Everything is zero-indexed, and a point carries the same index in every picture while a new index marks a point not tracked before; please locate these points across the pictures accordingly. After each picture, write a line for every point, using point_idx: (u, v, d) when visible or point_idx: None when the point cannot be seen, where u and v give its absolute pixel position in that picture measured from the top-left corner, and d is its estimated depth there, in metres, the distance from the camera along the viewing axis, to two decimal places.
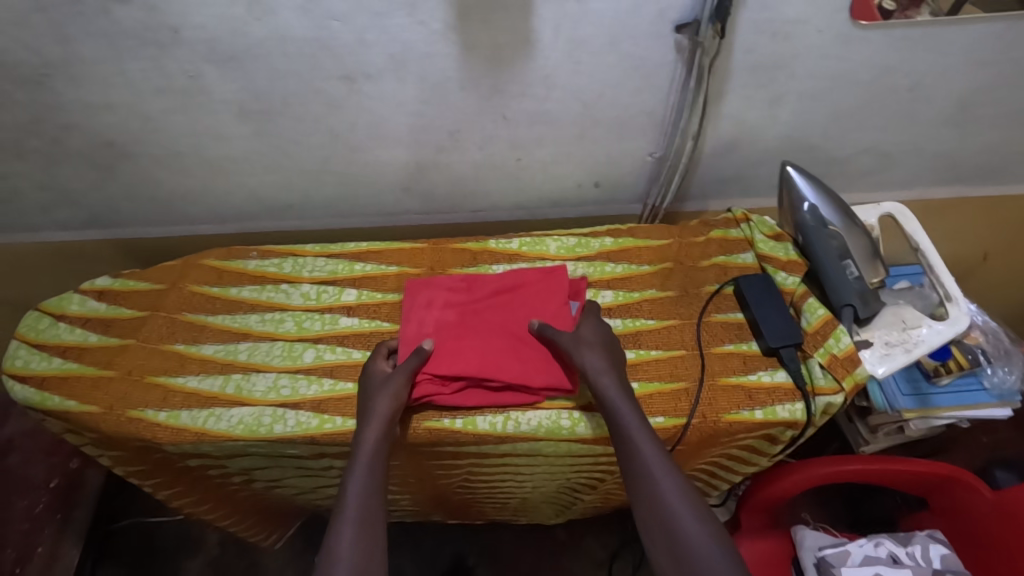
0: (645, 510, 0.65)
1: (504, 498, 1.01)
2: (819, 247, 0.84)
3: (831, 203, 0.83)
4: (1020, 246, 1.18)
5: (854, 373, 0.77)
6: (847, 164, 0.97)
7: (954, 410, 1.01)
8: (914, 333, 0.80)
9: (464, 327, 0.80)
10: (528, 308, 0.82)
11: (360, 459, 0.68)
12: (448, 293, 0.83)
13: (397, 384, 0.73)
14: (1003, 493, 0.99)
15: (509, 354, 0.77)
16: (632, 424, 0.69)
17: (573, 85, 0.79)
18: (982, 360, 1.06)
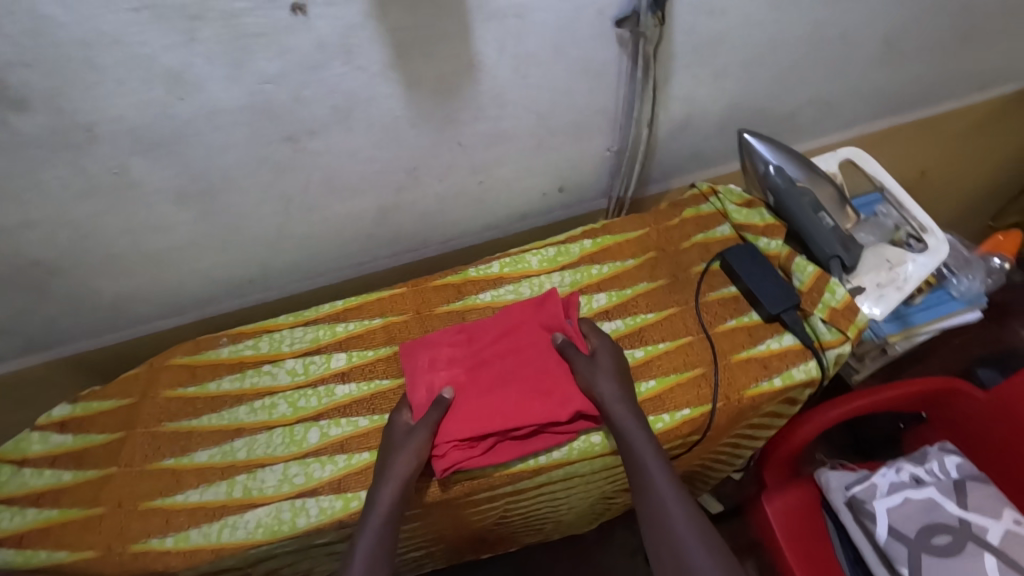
0: (658, 546, 0.67)
1: (538, 522, 0.99)
2: (794, 207, 0.85)
3: (792, 160, 0.85)
4: (952, 159, 1.25)
5: (856, 322, 0.80)
6: (792, 119, 0.99)
7: (933, 324, 1.06)
8: (901, 270, 0.84)
9: (476, 381, 0.76)
10: (536, 342, 0.79)
11: (372, 521, 0.67)
12: (449, 347, 0.79)
13: (417, 441, 0.70)
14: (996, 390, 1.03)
15: (533, 394, 0.74)
16: (645, 454, 0.69)
17: (524, 99, 0.77)
18: (947, 274, 1.12)
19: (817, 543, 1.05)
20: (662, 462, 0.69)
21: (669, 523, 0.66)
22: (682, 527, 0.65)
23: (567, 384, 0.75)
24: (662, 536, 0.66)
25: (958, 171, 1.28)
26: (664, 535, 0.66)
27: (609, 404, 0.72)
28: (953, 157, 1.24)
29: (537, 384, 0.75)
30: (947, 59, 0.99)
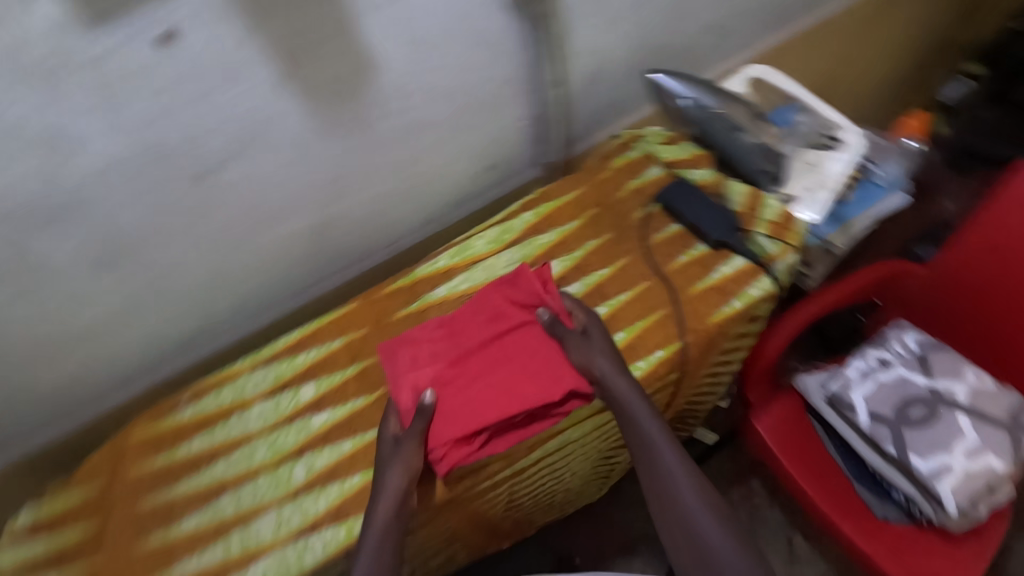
0: (668, 521, 0.69)
1: (548, 497, 1.00)
2: (714, 134, 0.88)
3: (702, 89, 0.88)
4: (849, 57, 1.30)
5: (794, 230, 0.83)
6: (693, 51, 1.01)
7: (865, 216, 1.12)
8: (825, 170, 0.88)
9: (462, 374, 0.70)
10: (519, 322, 0.73)
11: (369, 543, 0.65)
12: (428, 342, 0.73)
13: (405, 453, 0.67)
14: (939, 264, 1.07)
15: (523, 381, 0.68)
16: (651, 429, 0.70)
17: (429, 85, 0.76)
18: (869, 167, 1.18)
19: (808, 446, 1.11)
20: (667, 435, 0.70)
21: (677, 495, 0.68)
22: (691, 500, 0.68)
23: (556, 364, 0.69)
24: (671, 510, 0.68)
25: (856, 68, 1.34)
26: (671, 506, 0.68)
27: (608, 380, 0.70)
28: (850, 55, 1.30)
29: (525, 368, 0.69)
30: None
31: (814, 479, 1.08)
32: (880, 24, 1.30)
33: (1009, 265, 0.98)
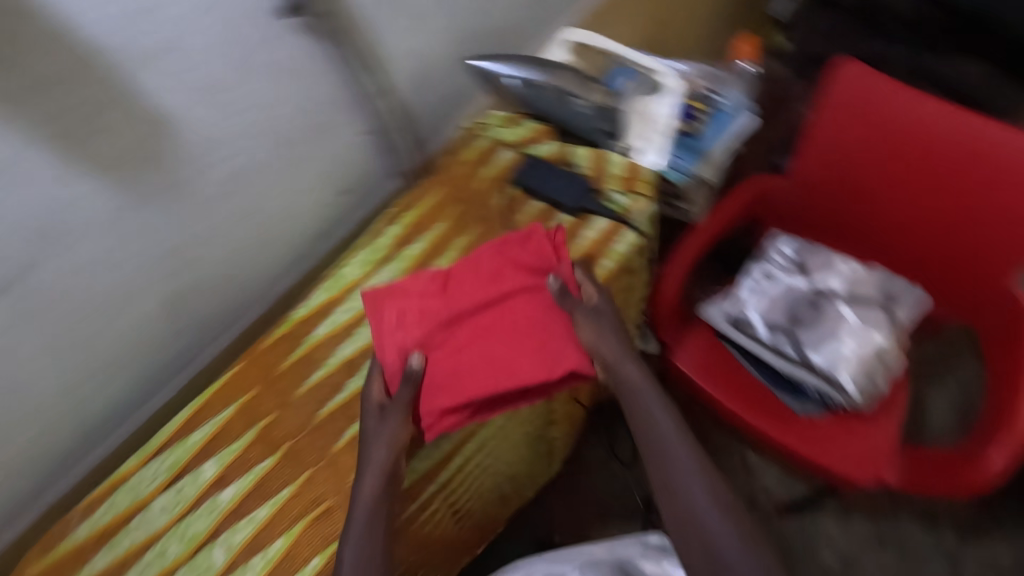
0: (682, 527, 0.66)
1: (494, 490, 1.02)
2: (545, 106, 0.89)
3: (524, 64, 0.89)
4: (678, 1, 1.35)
5: (641, 178, 0.86)
6: (514, 31, 1.03)
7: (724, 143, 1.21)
8: (655, 114, 0.92)
9: (452, 341, 0.72)
10: (521, 286, 0.74)
11: (356, 522, 0.66)
12: (419, 299, 0.74)
13: (391, 428, 0.69)
14: (795, 173, 1.16)
15: (519, 355, 0.71)
16: (664, 425, 0.71)
17: (243, 128, 0.73)
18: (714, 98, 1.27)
19: (722, 365, 1.16)
20: (681, 434, 0.70)
21: (690, 495, 0.67)
22: (704, 506, 0.66)
23: (558, 345, 0.72)
24: (684, 514, 0.66)
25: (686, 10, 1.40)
26: (685, 511, 0.66)
27: (618, 367, 0.72)
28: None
29: (523, 352, 0.71)
30: None
31: (736, 395, 1.13)
32: None
33: (880, 163, 1.08)
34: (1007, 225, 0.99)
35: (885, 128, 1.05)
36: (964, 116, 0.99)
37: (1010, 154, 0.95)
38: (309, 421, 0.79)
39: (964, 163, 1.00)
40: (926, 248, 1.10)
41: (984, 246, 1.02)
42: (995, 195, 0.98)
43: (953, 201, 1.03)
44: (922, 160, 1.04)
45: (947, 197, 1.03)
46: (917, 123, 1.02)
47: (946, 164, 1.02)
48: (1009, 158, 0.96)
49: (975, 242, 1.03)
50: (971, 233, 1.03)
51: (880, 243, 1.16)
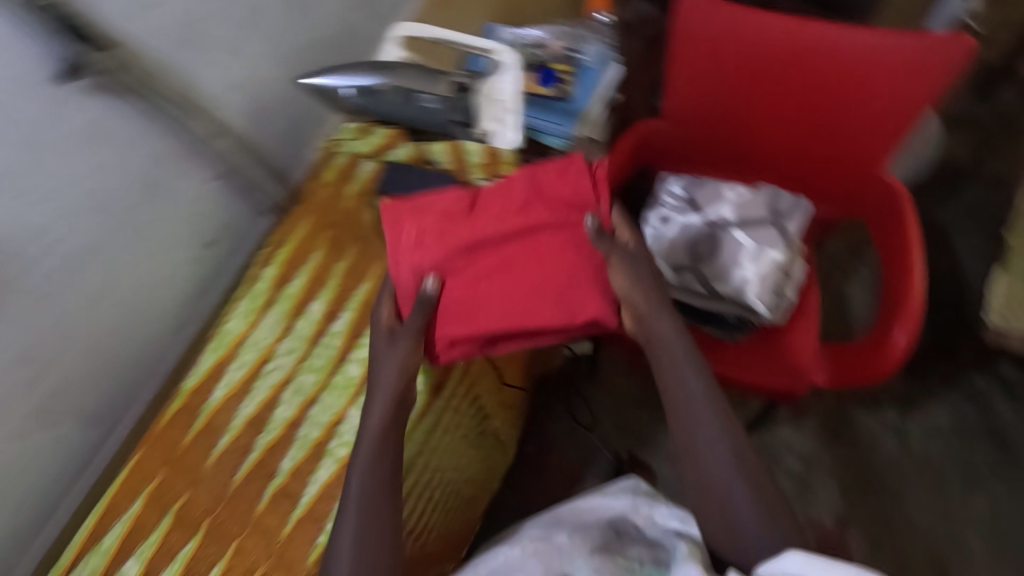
0: (699, 480, 0.73)
1: (454, 496, 1.03)
2: (393, 110, 0.87)
3: (358, 71, 0.85)
4: None
5: (503, 162, 0.85)
6: (346, 36, 1.00)
7: (596, 97, 1.28)
8: (502, 95, 0.89)
9: (470, 268, 0.77)
10: (549, 221, 0.78)
11: (364, 445, 0.70)
12: (444, 213, 0.78)
13: (399, 357, 0.74)
14: (669, 113, 1.21)
15: (539, 293, 0.77)
16: (690, 386, 0.76)
17: (63, 207, 0.68)
18: (576, 56, 1.32)
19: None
20: (708, 399, 0.75)
21: (709, 453, 0.73)
22: (724, 471, 0.72)
23: (580, 292, 0.77)
24: (701, 470, 0.73)
25: None
26: (703, 469, 0.73)
27: (647, 318, 0.78)
28: None
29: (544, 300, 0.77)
30: None
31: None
32: None
33: (755, 87, 1.12)
34: (876, 114, 1.07)
35: (748, 54, 1.09)
36: (814, 25, 1.04)
37: (862, 51, 1.03)
38: (225, 491, 0.75)
39: (824, 68, 1.07)
40: (812, 153, 1.18)
41: (861, 138, 1.11)
42: (860, 91, 1.06)
43: (825, 106, 1.10)
44: (789, 74, 1.09)
45: (819, 102, 1.10)
46: (775, 42, 1.07)
47: (837, 80, 1.07)
48: (862, 54, 1.03)
49: (852, 136, 1.12)
50: (848, 129, 1.11)
51: (771, 158, 1.23)
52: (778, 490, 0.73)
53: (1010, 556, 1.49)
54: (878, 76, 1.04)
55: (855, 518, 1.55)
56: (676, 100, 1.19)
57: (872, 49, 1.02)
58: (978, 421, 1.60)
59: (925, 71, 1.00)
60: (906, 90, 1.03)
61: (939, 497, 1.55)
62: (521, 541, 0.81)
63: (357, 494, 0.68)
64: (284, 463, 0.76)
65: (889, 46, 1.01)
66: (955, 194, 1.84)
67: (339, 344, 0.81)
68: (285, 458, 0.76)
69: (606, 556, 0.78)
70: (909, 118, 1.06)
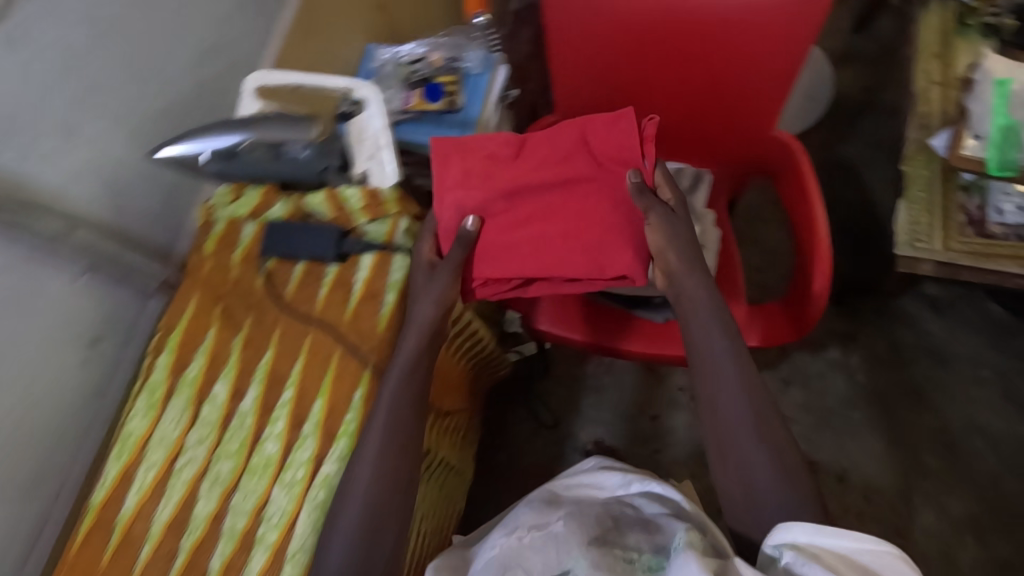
0: (721, 439, 0.89)
1: (421, 533, 1.02)
2: (262, 168, 0.82)
3: (215, 133, 0.79)
4: None
5: (385, 202, 0.81)
6: (203, 94, 0.95)
7: (488, 102, 1.27)
8: (367, 130, 0.83)
9: (508, 210, 0.96)
10: (587, 176, 0.96)
11: (398, 364, 0.77)
12: (495, 157, 0.95)
13: (443, 283, 0.80)
14: (561, 107, 1.24)
15: (570, 241, 0.96)
16: (716, 350, 0.92)
17: None
18: (459, 65, 1.29)
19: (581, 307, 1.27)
20: (734, 370, 0.91)
21: (728, 418, 0.89)
22: (745, 439, 0.87)
23: (609, 248, 0.96)
24: (720, 429, 0.90)
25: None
26: (724, 429, 0.89)
27: (676, 278, 0.97)
28: None
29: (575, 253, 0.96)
30: None
31: (602, 330, 1.25)
32: None
33: (640, 65, 1.14)
34: (756, 71, 1.11)
35: (625, 36, 1.11)
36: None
37: (731, 16, 1.04)
38: None
39: (700, 38, 1.08)
40: (708, 118, 1.21)
41: (749, 96, 1.15)
42: (737, 54, 1.09)
43: (709, 71, 1.13)
44: (669, 49, 1.11)
45: (703, 70, 1.13)
46: (649, 22, 1.08)
47: (717, 51, 1.10)
48: (731, 19, 1.05)
49: (740, 96, 1.15)
50: (735, 90, 1.14)
51: (672, 129, 1.25)
52: (795, 459, 0.87)
53: (963, 462, 1.57)
54: (751, 36, 1.06)
55: (821, 458, 1.60)
56: (563, 98, 1.23)
57: (739, 13, 1.04)
58: (911, 338, 1.68)
59: (790, 25, 1.03)
60: (779, 45, 1.06)
61: (891, 420, 1.63)
62: (518, 531, 0.88)
63: (357, 507, 0.72)
64: (214, 561, 0.71)
65: (754, 8, 1.02)
66: (854, 129, 1.92)
67: (251, 424, 0.76)
68: (213, 556, 0.72)
69: (605, 547, 0.82)
70: (788, 70, 1.10)
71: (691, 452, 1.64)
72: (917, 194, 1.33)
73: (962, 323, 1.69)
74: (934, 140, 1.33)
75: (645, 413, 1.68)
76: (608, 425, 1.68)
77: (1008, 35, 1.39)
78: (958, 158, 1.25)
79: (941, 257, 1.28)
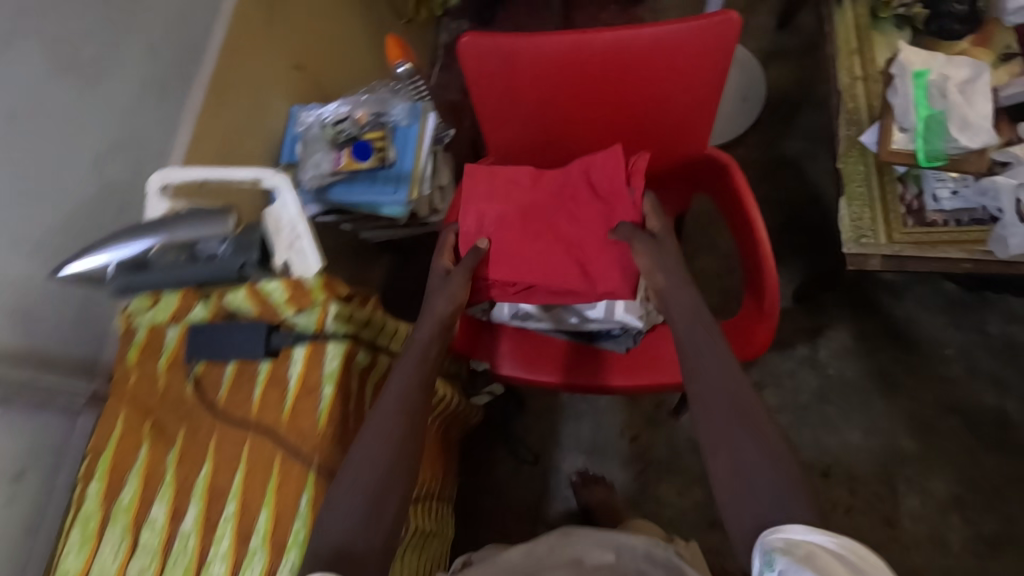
0: (709, 422, 0.90)
1: None
2: (175, 272, 0.77)
3: (120, 242, 0.75)
4: (308, 47, 1.38)
5: (312, 288, 0.77)
6: (114, 193, 0.91)
7: (420, 153, 1.26)
8: (281, 222, 0.79)
9: (513, 225, 1.11)
10: (585, 200, 1.10)
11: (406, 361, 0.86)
12: (509, 183, 1.13)
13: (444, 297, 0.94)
14: (494, 148, 1.24)
15: (565, 254, 1.10)
16: (699, 338, 0.97)
17: None
18: (386, 119, 1.28)
19: (542, 347, 1.24)
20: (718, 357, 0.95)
21: (711, 401, 0.92)
22: (729, 422, 0.89)
23: (598, 266, 1.09)
24: (707, 411, 0.91)
25: (320, 51, 1.43)
26: (710, 411, 0.91)
27: (664, 292, 1.03)
28: (306, 45, 1.38)
29: (568, 266, 1.09)
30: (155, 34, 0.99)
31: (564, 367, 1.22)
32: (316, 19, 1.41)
33: (563, 102, 1.13)
34: (680, 94, 1.10)
35: (543, 77, 1.09)
36: (594, 36, 1.03)
37: (645, 47, 1.03)
38: None
39: (618, 70, 1.07)
40: (641, 143, 1.20)
41: (678, 119, 1.14)
42: (658, 82, 1.08)
43: (633, 101, 1.12)
44: (589, 84, 1.10)
45: (627, 100, 1.12)
46: (565, 59, 1.06)
47: (641, 82, 1.08)
48: (646, 50, 1.04)
49: (669, 119, 1.14)
50: (663, 115, 1.14)
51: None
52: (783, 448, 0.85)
53: (939, 441, 1.59)
54: (668, 63, 1.05)
55: (802, 457, 1.60)
56: (494, 140, 1.22)
57: (653, 42, 1.02)
58: (873, 324, 1.70)
59: (706, 48, 1.02)
60: (698, 68, 1.05)
61: (865, 409, 1.63)
62: None
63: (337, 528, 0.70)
64: None
65: (667, 36, 1.01)
66: (791, 124, 1.94)
67: (194, 544, 0.72)
68: None
69: None
70: (711, 90, 1.09)
71: (674, 469, 1.62)
72: (857, 190, 1.35)
73: (919, 303, 1.71)
74: (864, 136, 1.35)
75: (624, 436, 1.66)
76: (589, 453, 1.66)
77: (919, 24, 1.41)
78: (888, 152, 1.26)
79: (888, 250, 1.30)
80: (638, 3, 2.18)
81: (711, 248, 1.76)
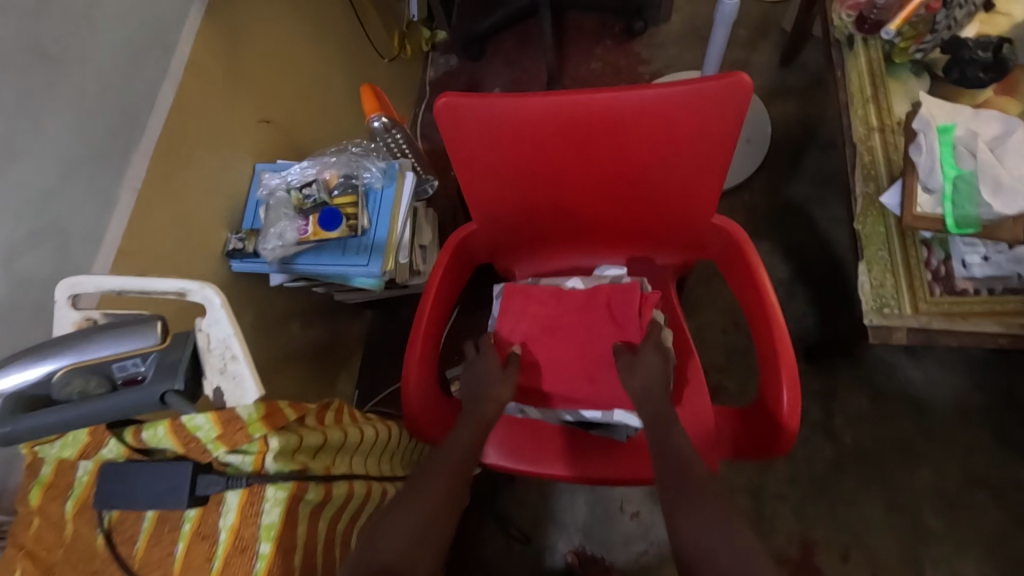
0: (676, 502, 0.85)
1: None
2: (80, 406, 0.61)
3: (18, 364, 0.62)
4: (275, 99, 1.26)
5: (248, 423, 0.67)
6: (26, 288, 0.78)
7: (395, 219, 1.15)
8: (214, 343, 0.66)
9: (546, 336, 1.07)
10: (606, 320, 1.06)
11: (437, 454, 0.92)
12: (546, 294, 1.09)
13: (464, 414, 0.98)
14: (479, 216, 1.11)
15: (585, 366, 1.05)
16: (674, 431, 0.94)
17: None
18: (358, 182, 1.17)
19: (542, 434, 1.08)
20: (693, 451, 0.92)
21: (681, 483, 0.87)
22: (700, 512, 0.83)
23: (606, 376, 1.04)
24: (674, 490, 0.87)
25: (289, 101, 1.31)
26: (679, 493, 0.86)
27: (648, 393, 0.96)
28: (273, 96, 1.26)
29: (581, 373, 1.05)
30: (94, 95, 0.86)
31: (567, 457, 1.06)
32: (284, 66, 1.29)
33: (556, 166, 1.01)
34: (685, 160, 0.98)
35: (533, 139, 0.96)
36: (590, 94, 0.90)
37: (648, 109, 0.91)
38: None
39: (618, 133, 0.95)
40: (640, 209, 1.08)
41: (682, 184, 1.02)
42: (662, 146, 0.96)
43: (633, 164, 0.99)
44: (585, 146, 0.97)
45: (625, 164, 1.00)
46: (558, 121, 0.94)
47: (641, 147, 0.96)
48: (649, 111, 0.91)
49: (671, 184, 1.02)
50: (666, 180, 1.01)
51: (603, 222, 1.12)
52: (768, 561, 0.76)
53: (966, 519, 1.44)
54: (673, 126, 0.93)
55: (818, 536, 1.46)
56: (477, 207, 1.09)
57: (656, 104, 0.90)
58: (891, 385, 1.57)
59: (717, 113, 0.90)
60: (706, 132, 0.93)
61: (885, 481, 1.49)
62: None
63: None
64: None
65: (673, 99, 0.89)
66: (798, 166, 1.83)
67: None
68: None
69: None
70: (718, 158, 0.97)
71: None
72: (878, 254, 1.24)
73: (940, 364, 1.58)
74: (884, 196, 1.23)
75: (624, 512, 1.52)
76: (586, 532, 1.52)
77: (938, 69, 1.32)
78: (913, 217, 1.14)
79: (913, 321, 1.18)
80: (634, 38, 2.07)
81: (714, 303, 1.64)
